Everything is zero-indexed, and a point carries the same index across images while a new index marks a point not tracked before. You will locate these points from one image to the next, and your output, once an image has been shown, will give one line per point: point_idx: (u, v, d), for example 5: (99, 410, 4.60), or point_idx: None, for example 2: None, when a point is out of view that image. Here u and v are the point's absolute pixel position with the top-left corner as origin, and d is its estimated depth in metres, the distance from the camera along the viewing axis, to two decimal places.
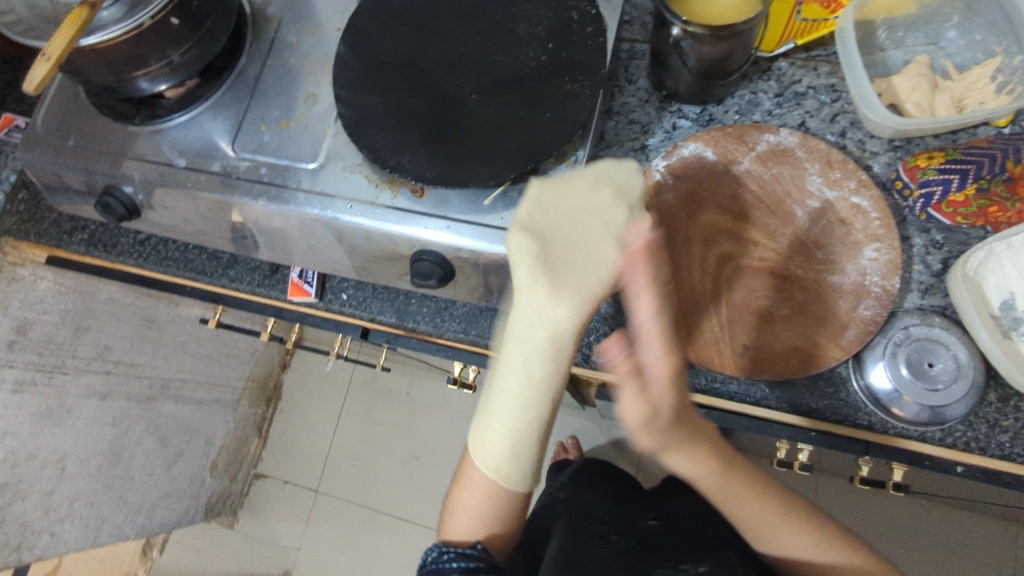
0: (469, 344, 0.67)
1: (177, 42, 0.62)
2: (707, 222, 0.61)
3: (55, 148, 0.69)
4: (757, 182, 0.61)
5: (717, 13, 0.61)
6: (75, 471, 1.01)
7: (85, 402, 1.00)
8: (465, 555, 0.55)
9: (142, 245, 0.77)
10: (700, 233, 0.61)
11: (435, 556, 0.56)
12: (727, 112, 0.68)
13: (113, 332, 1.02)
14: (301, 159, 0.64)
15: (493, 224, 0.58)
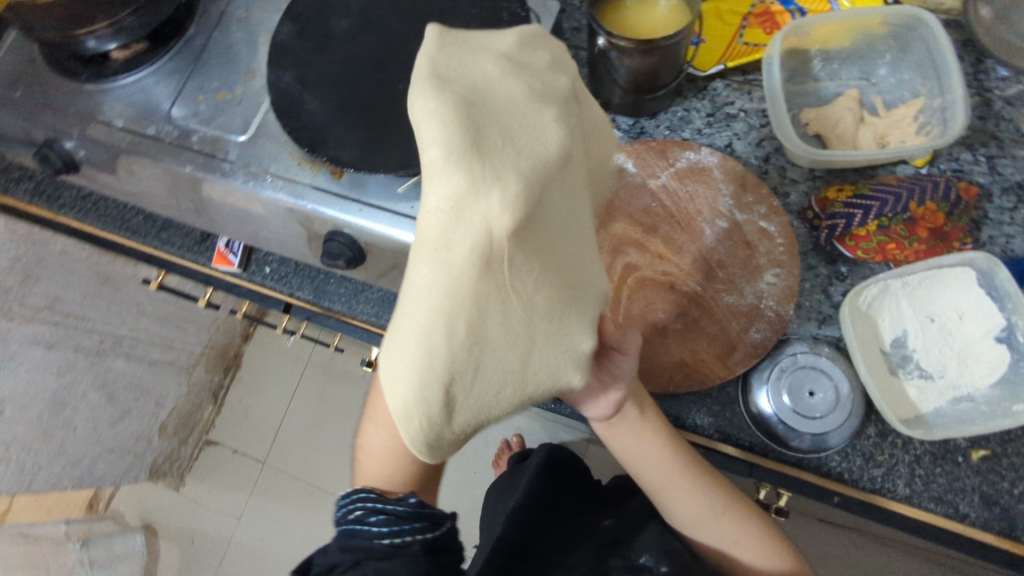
0: (381, 328, 0.69)
1: (124, 5, 0.64)
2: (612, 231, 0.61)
3: (4, 98, 0.71)
4: (671, 198, 0.62)
5: (649, 27, 0.61)
6: (13, 417, 1.04)
7: (28, 350, 1.03)
8: (393, 517, 0.55)
9: (84, 201, 0.79)
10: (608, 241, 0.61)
11: (360, 514, 0.55)
12: (658, 127, 0.68)
13: (65, 285, 1.04)
14: (231, 130, 0.65)
15: (403, 213, 0.60)
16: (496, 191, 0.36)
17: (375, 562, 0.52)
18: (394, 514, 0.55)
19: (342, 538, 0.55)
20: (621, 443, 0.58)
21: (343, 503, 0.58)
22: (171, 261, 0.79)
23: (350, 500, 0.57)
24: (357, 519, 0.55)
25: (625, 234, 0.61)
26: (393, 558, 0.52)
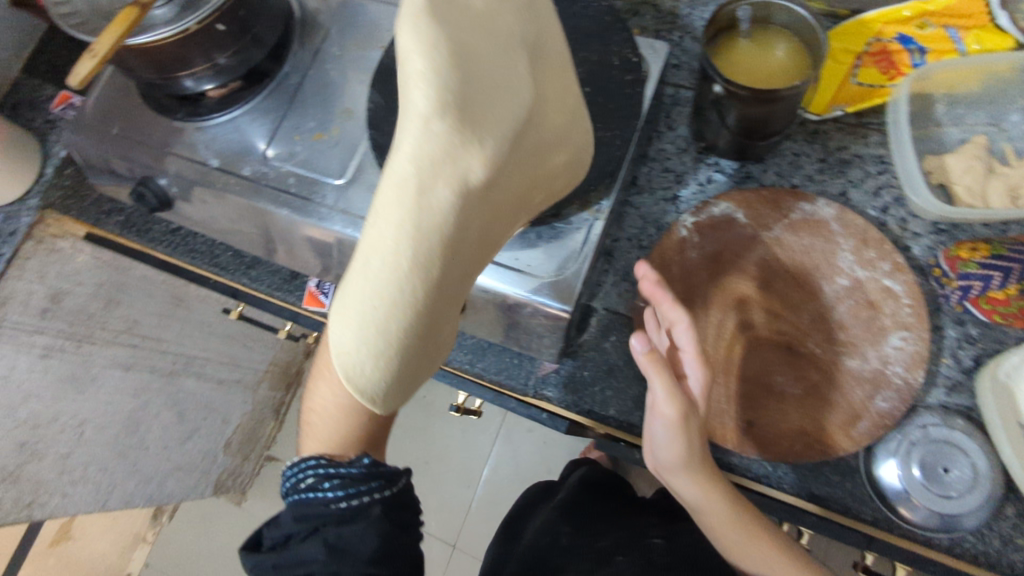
0: (473, 376, 0.67)
1: (225, 46, 0.63)
2: (719, 281, 0.60)
3: (102, 134, 0.72)
4: (785, 251, 0.59)
5: (763, 73, 0.58)
6: (93, 438, 1.07)
7: (108, 373, 1.05)
8: (353, 478, 0.54)
9: (173, 235, 0.80)
10: (719, 294, 0.59)
11: (313, 481, 0.54)
12: (766, 172, 0.65)
13: (143, 308, 1.05)
14: (329, 174, 0.65)
15: (506, 263, 0.57)
16: (473, 151, 0.36)
17: (325, 532, 0.52)
18: (340, 481, 0.53)
19: (291, 509, 0.54)
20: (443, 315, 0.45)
21: (287, 476, 0.56)
22: (257, 297, 0.80)
23: (297, 468, 0.55)
24: (303, 494, 0.54)
25: (733, 283, 0.59)
26: (354, 521, 0.53)
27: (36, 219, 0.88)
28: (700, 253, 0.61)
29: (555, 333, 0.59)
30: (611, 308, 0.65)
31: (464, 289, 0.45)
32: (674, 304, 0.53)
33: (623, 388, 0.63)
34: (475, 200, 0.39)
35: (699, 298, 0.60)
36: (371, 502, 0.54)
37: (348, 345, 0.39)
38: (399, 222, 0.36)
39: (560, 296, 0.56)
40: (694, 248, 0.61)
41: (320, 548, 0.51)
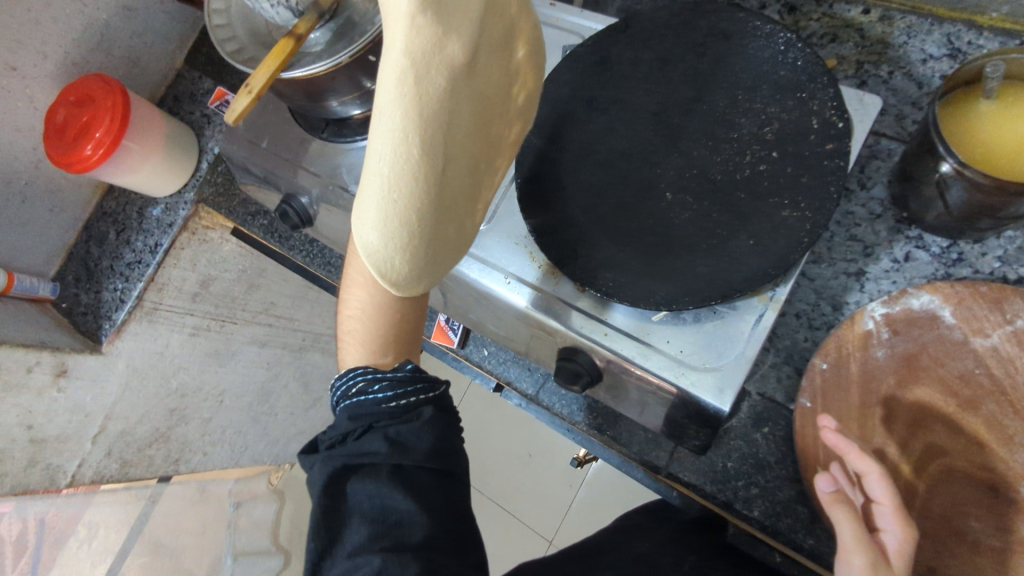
0: (601, 441, 0.64)
1: (373, 74, 0.60)
2: (908, 394, 0.51)
3: (252, 146, 0.72)
4: (1005, 366, 0.48)
5: (1011, 145, 0.46)
6: (231, 405, 1.15)
7: (246, 348, 1.11)
8: (396, 380, 0.52)
9: (310, 245, 0.80)
10: (905, 409, 0.50)
11: (361, 385, 0.53)
12: (985, 256, 0.54)
13: (279, 291, 1.12)
14: None
15: (656, 346, 0.52)
16: (455, 41, 0.39)
17: (386, 429, 0.51)
18: (389, 379, 0.52)
19: (346, 412, 0.53)
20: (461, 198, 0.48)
21: (336, 388, 0.55)
22: None
23: (346, 375, 0.54)
24: (356, 398, 0.53)
25: (927, 399, 0.50)
26: (404, 421, 0.52)
27: (192, 212, 0.90)
28: (887, 355, 0.52)
29: (699, 428, 0.53)
30: (766, 395, 0.58)
31: (476, 189, 0.50)
32: (864, 453, 0.47)
33: (772, 490, 0.56)
34: (466, 80, 0.43)
35: (880, 410, 0.51)
36: (423, 399, 0.53)
37: (367, 231, 0.42)
38: (396, 121, 0.39)
39: (713, 396, 0.49)
40: (880, 350, 0.52)
41: (382, 442, 0.50)
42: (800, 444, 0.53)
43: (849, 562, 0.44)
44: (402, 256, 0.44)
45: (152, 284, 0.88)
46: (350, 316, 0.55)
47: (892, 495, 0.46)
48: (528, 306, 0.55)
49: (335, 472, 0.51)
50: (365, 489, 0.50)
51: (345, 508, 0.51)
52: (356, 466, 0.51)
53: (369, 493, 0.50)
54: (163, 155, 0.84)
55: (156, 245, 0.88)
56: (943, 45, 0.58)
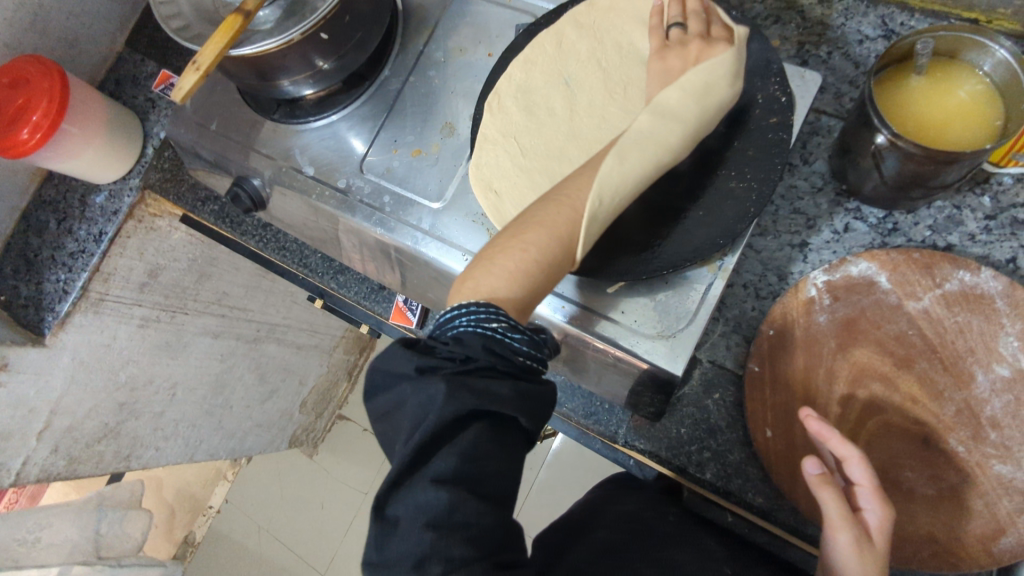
0: (560, 415, 0.65)
1: (325, 53, 0.59)
2: (849, 355, 0.53)
3: (200, 128, 0.70)
4: (935, 327, 0.52)
5: (939, 118, 0.49)
6: (183, 398, 1.12)
7: (198, 340, 1.08)
8: (534, 342, 0.42)
9: (264, 230, 0.78)
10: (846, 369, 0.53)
11: (504, 324, 0.40)
12: (917, 225, 0.57)
13: (232, 280, 1.09)
14: (426, 195, 0.61)
15: (612, 317, 0.53)
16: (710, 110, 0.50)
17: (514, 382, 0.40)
18: (530, 335, 0.41)
19: (477, 344, 0.39)
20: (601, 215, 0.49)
21: (468, 310, 0.41)
22: (344, 303, 0.77)
23: (484, 306, 0.40)
24: (494, 333, 0.40)
25: (865, 359, 0.53)
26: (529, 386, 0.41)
27: (138, 199, 0.87)
28: (829, 320, 0.54)
29: (651, 391, 0.55)
30: (717, 362, 0.60)
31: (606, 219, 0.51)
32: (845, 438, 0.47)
33: (723, 453, 0.58)
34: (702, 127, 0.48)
35: (824, 370, 0.53)
36: (543, 367, 0.43)
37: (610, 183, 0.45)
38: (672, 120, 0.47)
39: (668, 361, 0.51)
40: (824, 316, 0.54)
41: (510, 389, 0.39)
42: (749, 408, 0.55)
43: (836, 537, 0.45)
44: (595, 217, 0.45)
45: (98, 274, 0.84)
46: (505, 254, 0.43)
47: (871, 477, 0.46)
48: (564, 320, 0.54)
49: (455, 411, 0.37)
50: (476, 432, 0.38)
51: (446, 441, 0.38)
52: (477, 411, 0.38)
53: (480, 439, 0.38)
54: (104, 138, 0.81)
55: (100, 234, 0.85)
56: (878, 26, 0.61)
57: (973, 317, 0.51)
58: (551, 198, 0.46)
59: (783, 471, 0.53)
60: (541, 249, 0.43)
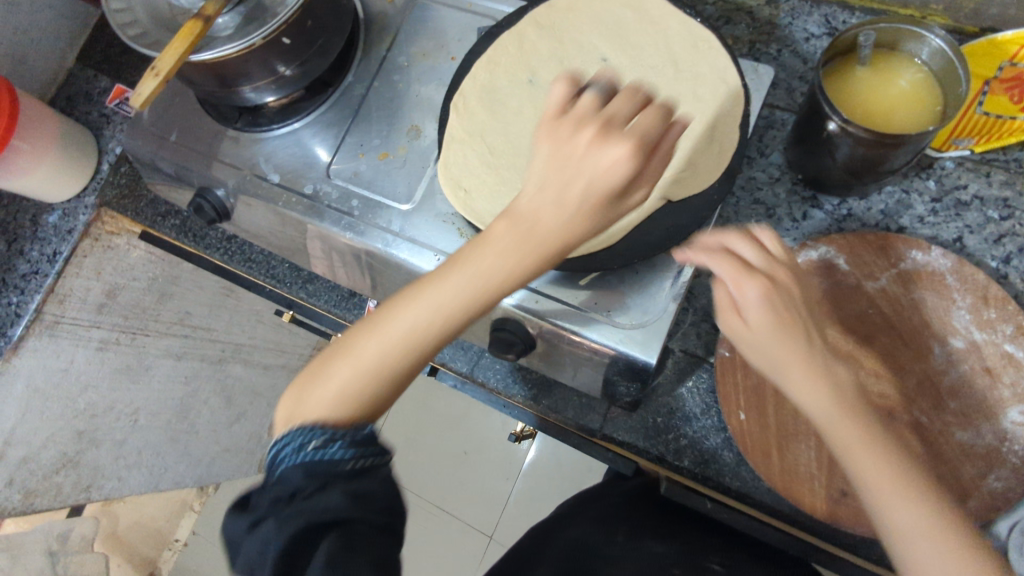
0: (537, 412, 0.66)
1: (288, 58, 0.59)
2: (795, 301, 0.48)
3: (159, 140, 0.69)
4: (893, 305, 0.54)
5: (886, 106, 0.52)
6: (147, 424, 1.09)
7: (161, 363, 1.05)
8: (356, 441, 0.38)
9: (229, 243, 0.77)
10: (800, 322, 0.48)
11: (316, 443, 0.37)
12: (870, 210, 0.60)
13: (195, 299, 1.04)
14: (395, 198, 0.61)
15: (585, 308, 0.54)
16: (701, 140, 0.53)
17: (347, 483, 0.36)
18: (351, 437, 0.38)
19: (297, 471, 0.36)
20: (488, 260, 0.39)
21: (287, 442, 0.38)
22: (314, 313, 0.77)
23: (297, 431, 0.38)
24: (309, 452, 0.37)
25: (793, 294, 0.48)
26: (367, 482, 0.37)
27: (94, 217, 0.86)
28: (750, 253, 0.47)
29: (627, 380, 0.56)
30: (688, 351, 0.61)
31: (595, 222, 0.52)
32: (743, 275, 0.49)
33: (699, 440, 0.59)
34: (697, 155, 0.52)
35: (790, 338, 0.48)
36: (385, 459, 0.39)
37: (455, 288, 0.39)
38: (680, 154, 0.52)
39: (642, 350, 0.52)
40: (748, 253, 0.49)
41: (342, 496, 0.35)
42: (722, 393, 0.56)
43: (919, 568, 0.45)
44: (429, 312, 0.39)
45: (52, 295, 0.82)
46: (348, 345, 0.41)
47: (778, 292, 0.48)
48: (540, 314, 0.54)
49: (288, 537, 0.35)
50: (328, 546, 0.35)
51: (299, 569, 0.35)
52: (317, 527, 0.35)
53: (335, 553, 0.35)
54: (58, 155, 0.79)
55: (55, 254, 0.83)
56: (822, 24, 0.64)
57: (925, 294, 0.54)
58: (391, 311, 0.40)
59: (757, 452, 0.54)
60: (366, 358, 0.40)
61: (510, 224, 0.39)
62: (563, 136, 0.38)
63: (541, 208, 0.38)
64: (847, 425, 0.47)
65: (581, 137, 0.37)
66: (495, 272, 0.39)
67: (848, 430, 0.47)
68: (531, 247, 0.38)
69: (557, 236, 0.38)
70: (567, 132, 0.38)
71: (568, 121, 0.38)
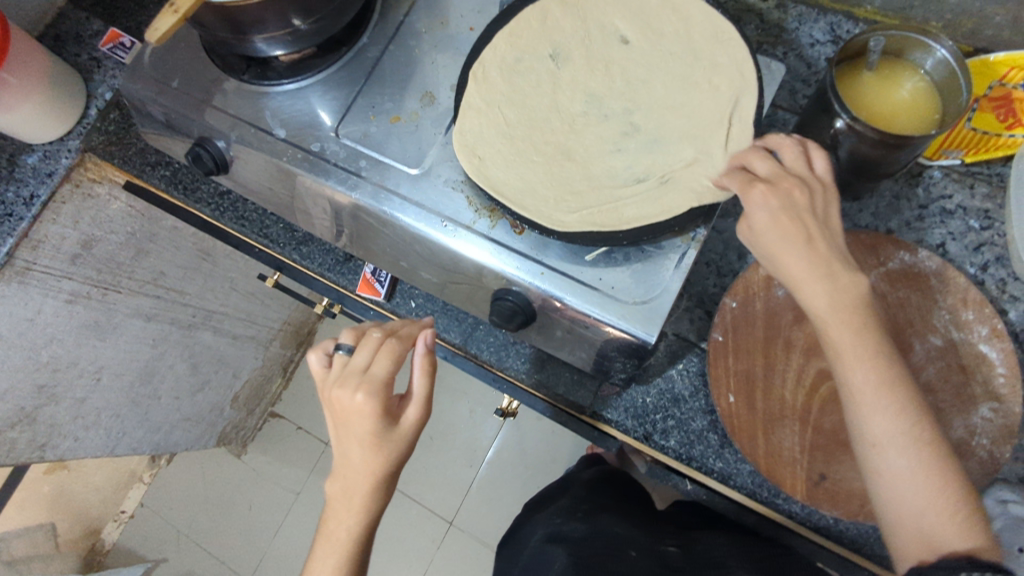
0: (528, 386, 0.67)
1: (307, 12, 0.58)
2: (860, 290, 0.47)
3: (158, 85, 0.67)
4: (880, 301, 0.57)
5: (888, 110, 0.54)
6: (108, 384, 1.05)
7: (129, 322, 1.02)
8: None
9: (221, 198, 0.78)
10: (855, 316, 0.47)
11: None
12: (862, 212, 0.62)
13: (171, 260, 1.03)
14: (404, 162, 0.61)
15: (589, 283, 0.55)
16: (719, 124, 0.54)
17: None
18: None
19: None
20: (348, 459, 0.49)
21: None
22: (304, 275, 0.78)
23: None
24: None
25: (798, 202, 0.48)
26: None
27: (77, 162, 0.81)
28: (768, 170, 0.50)
29: (624, 357, 0.57)
30: (681, 335, 0.63)
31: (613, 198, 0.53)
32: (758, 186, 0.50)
33: (686, 421, 0.61)
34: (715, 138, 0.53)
35: (837, 329, 0.47)
36: None
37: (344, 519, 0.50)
38: (698, 138, 0.54)
39: (644, 327, 0.53)
40: (759, 165, 0.50)
41: None
42: (713, 375, 0.58)
43: (952, 550, 0.44)
44: (348, 463, 0.49)
45: (25, 241, 0.78)
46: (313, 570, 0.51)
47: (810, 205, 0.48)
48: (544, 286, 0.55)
49: None
50: None
51: None
52: None
53: None
54: (44, 93, 0.76)
55: (32, 197, 0.78)
56: (827, 32, 0.67)
57: (910, 293, 0.57)
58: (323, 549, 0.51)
59: (744, 434, 0.56)
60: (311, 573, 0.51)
61: (343, 487, 0.50)
62: (344, 400, 0.49)
63: (359, 476, 0.49)
64: (860, 365, 0.47)
65: (365, 470, 0.49)
66: (367, 442, 0.48)
67: (882, 418, 0.46)
68: (353, 498, 0.49)
69: (364, 481, 0.49)
70: (343, 407, 0.49)
71: (354, 438, 0.49)
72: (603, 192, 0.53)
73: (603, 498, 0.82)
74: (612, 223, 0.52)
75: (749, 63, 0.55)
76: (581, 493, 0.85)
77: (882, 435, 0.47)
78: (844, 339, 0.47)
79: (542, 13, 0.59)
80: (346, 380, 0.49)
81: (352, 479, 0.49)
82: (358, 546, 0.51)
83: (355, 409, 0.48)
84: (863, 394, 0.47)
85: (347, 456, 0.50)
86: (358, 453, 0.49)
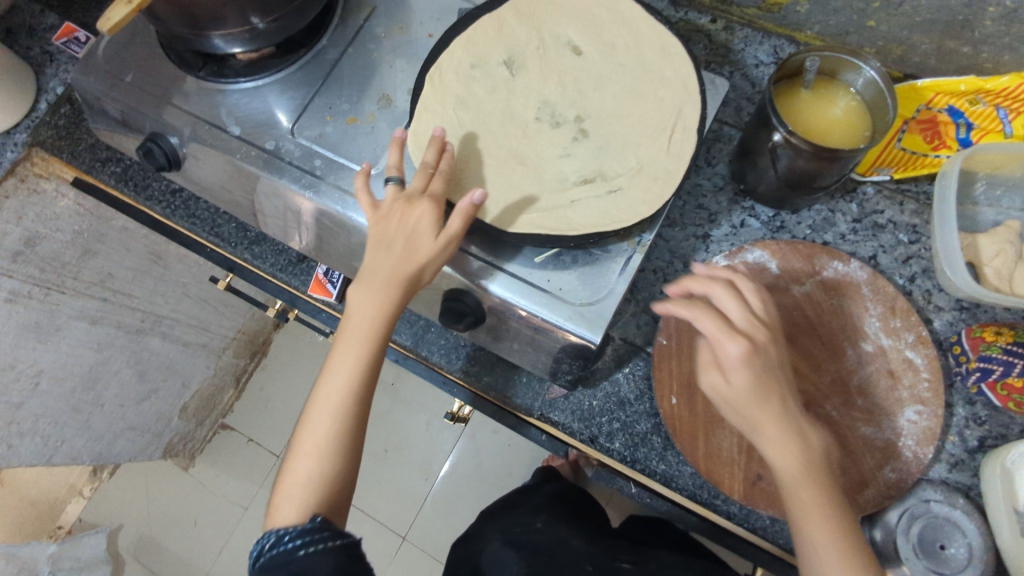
0: (477, 389, 0.67)
1: (265, 10, 0.59)
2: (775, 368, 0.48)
3: (111, 79, 0.66)
4: (815, 308, 0.59)
5: (823, 126, 0.57)
6: (49, 389, 1.01)
7: (73, 324, 0.98)
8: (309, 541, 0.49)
9: (172, 196, 0.78)
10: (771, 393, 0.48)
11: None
12: (800, 224, 0.65)
13: (119, 261, 1.01)
14: (359, 162, 0.61)
15: (537, 284, 0.55)
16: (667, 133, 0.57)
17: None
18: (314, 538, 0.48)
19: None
20: (379, 273, 0.54)
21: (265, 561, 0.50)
22: (255, 276, 0.78)
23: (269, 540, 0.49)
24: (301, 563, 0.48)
25: (772, 354, 0.48)
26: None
27: (23, 156, 0.80)
28: (741, 316, 0.49)
29: (570, 358, 0.58)
30: (628, 339, 0.64)
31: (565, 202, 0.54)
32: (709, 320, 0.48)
33: (630, 424, 0.62)
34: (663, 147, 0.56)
35: (751, 405, 0.48)
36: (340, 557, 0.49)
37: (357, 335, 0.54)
38: (648, 146, 0.56)
39: (590, 328, 0.54)
40: (731, 307, 0.49)
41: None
42: (657, 377, 0.59)
43: None
44: (370, 295, 0.54)
45: None
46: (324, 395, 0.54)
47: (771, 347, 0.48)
48: (492, 287, 0.56)
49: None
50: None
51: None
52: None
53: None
54: None
55: None
56: (770, 54, 0.70)
57: (843, 302, 0.59)
58: (332, 372, 0.54)
59: (684, 435, 0.57)
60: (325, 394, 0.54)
61: (368, 301, 0.54)
62: (402, 212, 0.53)
63: (382, 286, 0.54)
64: (772, 430, 0.48)
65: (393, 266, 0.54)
66: (395, 270, 0.53)
67: (792, 469, 0.47)
68: (374, 317, 0.54)
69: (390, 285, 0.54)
70: (391, 219, 0.54)
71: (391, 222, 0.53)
72: (556, 196, 0.55)
73: (552, 513, 0.82)
74: (561, 225, 0.53)
75: (693, 77, 0.58)
76: (533, 505, 0.85)
77: (791, 481, 0.48)
78: (754, 404, 0.48)
79: (498, 23, 0.61)
80: (406, 199, 0.54)
81: (377, 294, 0.54)
82: (374, 353, 0.55)
83: (400, 222, 0.53)
84: (780, 457, 0.47)
85: (375, 269, 0.54)
86: (385, 282, 0.54)
